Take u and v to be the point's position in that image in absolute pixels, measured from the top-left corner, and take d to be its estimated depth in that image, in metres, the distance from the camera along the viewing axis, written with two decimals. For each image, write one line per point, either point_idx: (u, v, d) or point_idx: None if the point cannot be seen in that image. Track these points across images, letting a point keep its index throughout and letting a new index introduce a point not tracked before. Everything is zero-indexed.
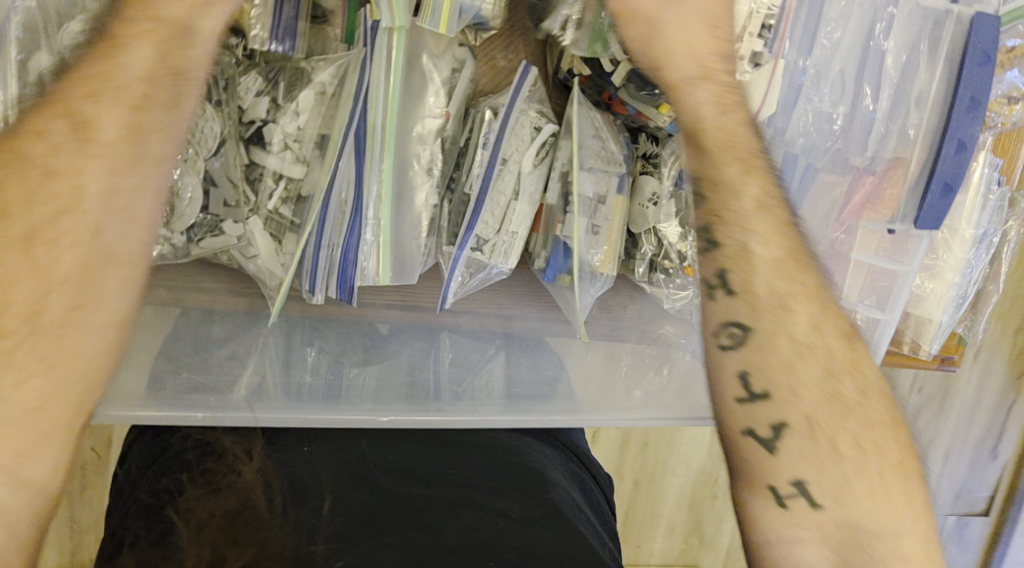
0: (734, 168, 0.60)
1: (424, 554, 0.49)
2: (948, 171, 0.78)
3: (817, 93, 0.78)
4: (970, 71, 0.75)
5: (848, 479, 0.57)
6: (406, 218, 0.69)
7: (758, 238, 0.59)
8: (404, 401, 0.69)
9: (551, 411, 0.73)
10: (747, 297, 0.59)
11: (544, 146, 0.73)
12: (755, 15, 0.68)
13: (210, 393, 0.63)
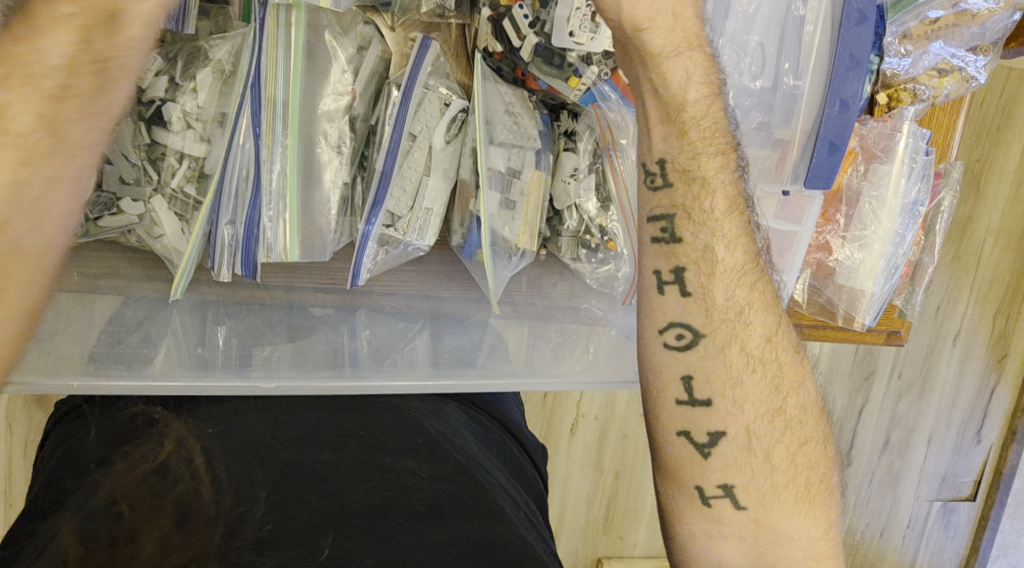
0: (711, 163, 0.65)
1: (332, 522, 0.49)
2: (830, 130, 0.76)
3: (737, 67, 0.78)
4: (847, 31, 0.75)
5: (774, 488, 0.64)
6: (315, 195, 0.70)
7: (722, 239, 0.65)
8: (318, 369, 0.69)
9: (469, 378, 0.73)
10: (702, 301, 0.65)
11: (455, 122, 0.74)
12: None
13: (125, 368, 0.65)
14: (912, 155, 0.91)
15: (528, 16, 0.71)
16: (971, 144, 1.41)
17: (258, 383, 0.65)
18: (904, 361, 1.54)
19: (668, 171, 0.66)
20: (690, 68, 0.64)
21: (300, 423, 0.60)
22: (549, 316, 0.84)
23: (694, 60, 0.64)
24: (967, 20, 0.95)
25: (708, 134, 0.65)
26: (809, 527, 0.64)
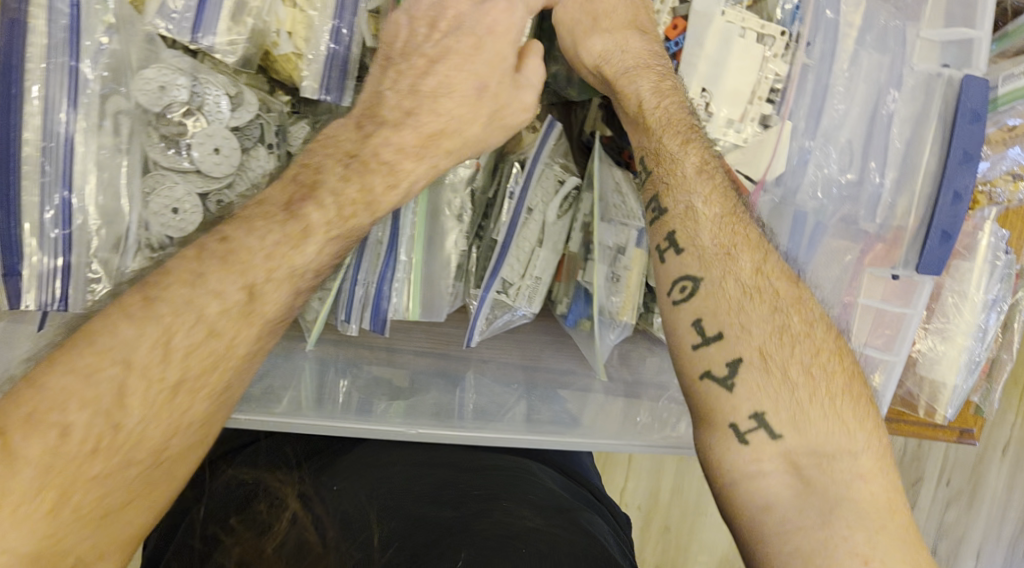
0: (673, 141, 0.68)
1: (465, 543, 0.56)
2: (943, 219, 0.78)
3: (826, 160, 0.80)
4: (961, 128, 0.77)
5: (803, 407, 0.59)
6: (437, 259, 0.75)
7: (701, 198, 0.66)
8: (426, 418, 0.73)
9: (563, 436, 0.75)
10: (694, 251, 0.64)
11: (568, 198, 0.78)
12: (763, 82, 0.74)
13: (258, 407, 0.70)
14: (993, 253, 0.93)
15: None
16: None
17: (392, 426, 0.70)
18: (954, 467, 1.52)
19: (646, 161, 0.70)
20: (649, 79, 0.70)
21: (429, 477, 0.67)
22: (638, 390, 0.84)
23: (649, 75, 0.70)
24: None
25: (670, 121, 0.69)
26: (853, 443, 0.58)
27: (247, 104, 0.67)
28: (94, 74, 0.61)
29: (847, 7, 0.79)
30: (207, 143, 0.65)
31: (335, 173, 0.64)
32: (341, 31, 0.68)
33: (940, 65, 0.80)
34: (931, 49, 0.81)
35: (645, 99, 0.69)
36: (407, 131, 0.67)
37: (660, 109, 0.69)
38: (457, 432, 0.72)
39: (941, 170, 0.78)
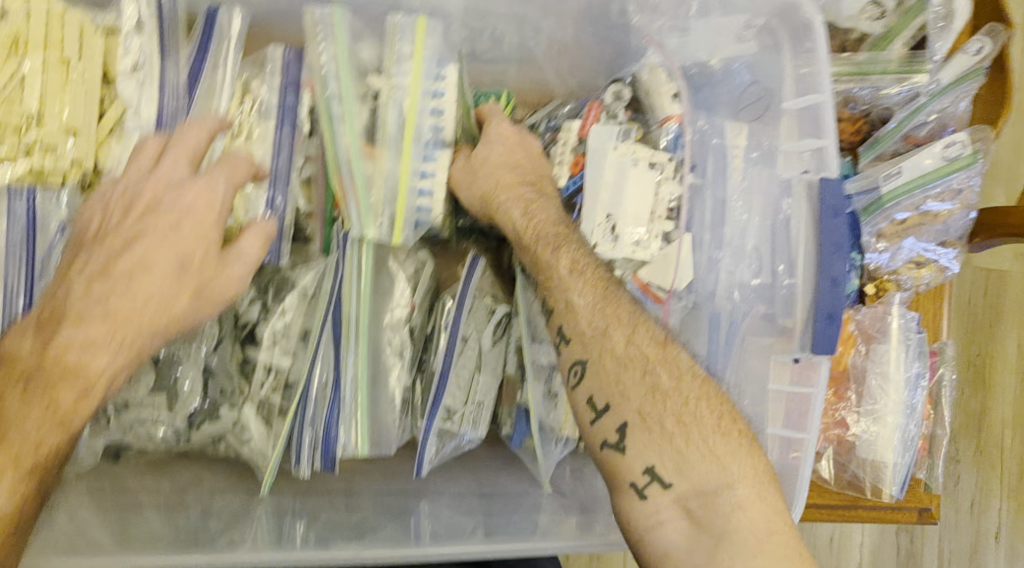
0: (544, 249, 0.77)
1: None
2: (824, 302, 0.80)
3: (735, 268, 0.89)
4: (824, 223, 0.81)
5: (684, 455, 0.68)
6: (382, 395, 0.79)
7: (577, 294, 0.75)
8: (387, 543, 0.74)
9: (522, 545, 0.75)
10: (578, 340, 0.74)
11: (500, 325, 0.85)
12: (660, 203, 0.82)
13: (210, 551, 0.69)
14: (905, 333, 1.01)
15: None
16: (972, 337, 1.62)
17: (341, 551, 0.71)
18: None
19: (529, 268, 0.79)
20: (517, 204, 0.80)
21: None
22: (594, 505, 0.85)
23: (516, 200, 0.80)
24: (930, 219, 1.10)
25: (540, 234, 0.78)
26: (729, 477, 0.67)
27: None
28: (51, 264, 0.69)
29: (734, 131, 0.90)
30: None
31: (11, 404, 0.62)
32: (275, 199, 0.75)
33: (803, 172, 0.83)
34: (796, 159, 0.84)
35: (516, 220, 0.79)
36: (92, 324, 0.65)
37: (530, 228, 0.79)
38: (408, 551, 0.72)
39: (816, 262, 0.81)
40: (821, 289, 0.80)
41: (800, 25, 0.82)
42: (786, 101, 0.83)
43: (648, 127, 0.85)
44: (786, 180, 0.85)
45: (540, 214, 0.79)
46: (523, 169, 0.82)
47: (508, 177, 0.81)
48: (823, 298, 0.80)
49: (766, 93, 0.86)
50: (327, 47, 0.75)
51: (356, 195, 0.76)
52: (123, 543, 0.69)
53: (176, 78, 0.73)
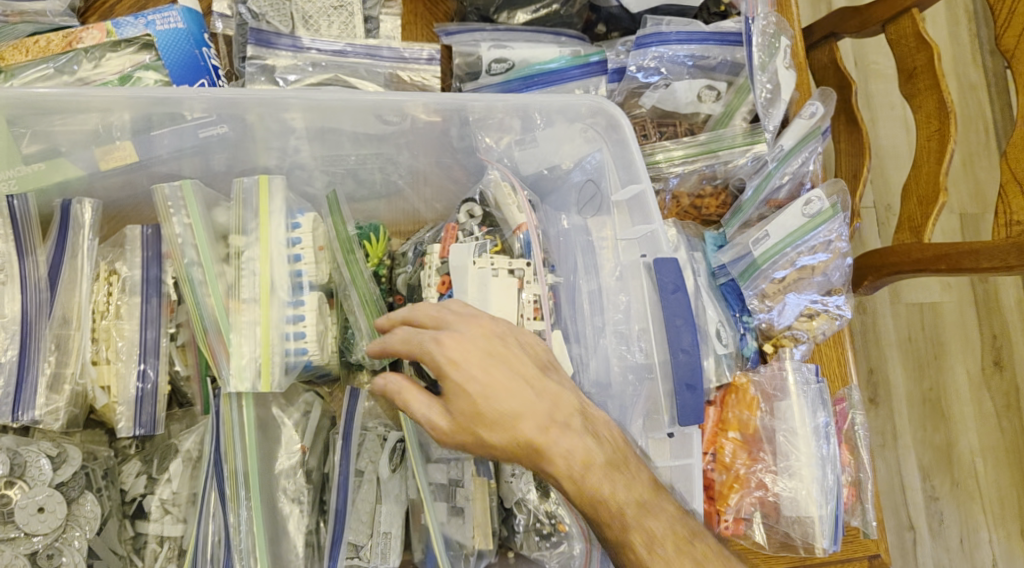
0: (581, 489, 0.71)
1: None
2: (683, 374, 0.87)
3: (625, 351, 0.91)
4: (666, 300, 0.89)
5: None
6: (282, 545, 0.79)
7: (635, 531, 0.72)
8: None
9: None
10: None
11: (396, 452, 0.85)
12: (527, 304, 0.86)
13: None
14: (803, 386, 1.04)
15: None
16: (920, 378, 1.74)
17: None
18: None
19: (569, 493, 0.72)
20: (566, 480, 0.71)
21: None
22: None
23: (553, 454, 0.71)
24: (808, 272, 1.14)
25: (579, 463, 0.71)
26: None
27: (69, 459, 0.72)
28: None
29: (596, 225, 0.95)
30: (31, 504, 0.68)
31: None
32: (147, 372, 0.77)
33: (641, 257, 0.92)
34: (633, 247, 0.93)
35: (547, 462, 0.71)
36: None
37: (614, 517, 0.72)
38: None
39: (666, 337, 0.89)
40: (679, 363, 0.87)
41: (613, 124, 0.92)
42: (613, 195, 0.93)
43: (504, 236, 0.90)
44: (636, 266, 0.92)
45: (574, 433, 0.71)
46: (555, 426, 0.71)
47: (527, 418, 0.70)
48: (681, 371, 0.87)
49: (598, 191, 0.95)
50: (179, 218, 0.80)
51: (227, 351, 0.79)
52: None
53: (37, 272, 0.76)
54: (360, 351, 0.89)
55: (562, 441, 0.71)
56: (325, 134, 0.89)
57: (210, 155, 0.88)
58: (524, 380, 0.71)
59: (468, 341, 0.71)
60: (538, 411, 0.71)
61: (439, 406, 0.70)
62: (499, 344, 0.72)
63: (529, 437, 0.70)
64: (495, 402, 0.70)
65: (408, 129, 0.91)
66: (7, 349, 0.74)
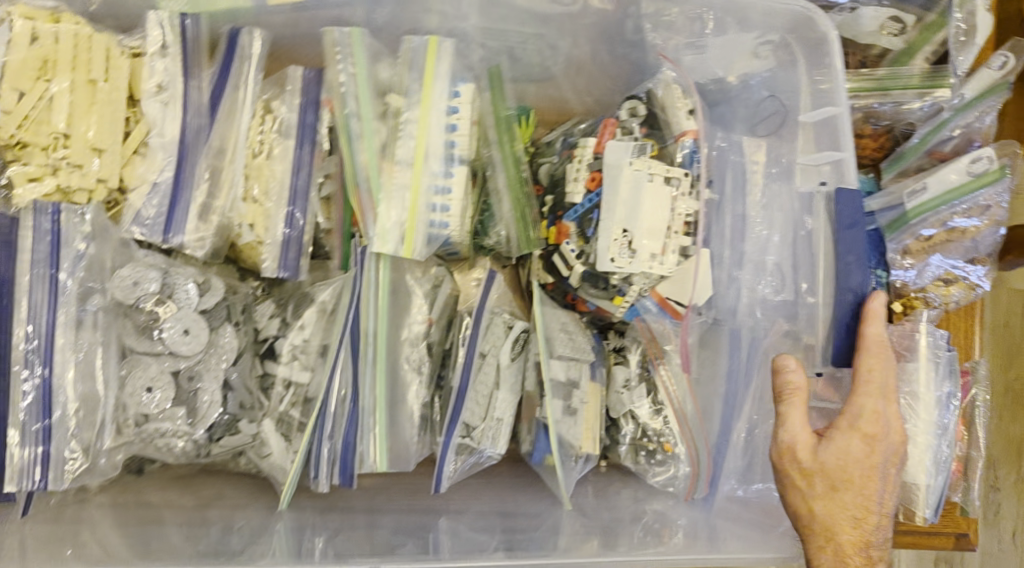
0: (846, 488, 0.73)
1: None
2: (842, 315, 0.83)
3: (758, 283, 0.88)
4: (841, 235, 0.84)
5: None
6: (402, 412, 0.79)
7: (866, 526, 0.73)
8: (409, 557, 0.74)
9: (531, 558, 0.75)
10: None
11: (518, 341, 0.84)
12: (677, 217, 0.82)
13: (226, 556, 0.71)
14: (934, 350, 0.97)
15: (574, 249, 0.84)
16: None
17: (359, 564, 0.71)
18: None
19: (823, 478, 0.73)
20: (841, 488, 0.73)
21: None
22: (617, 526, 0.84)
23: (832, 458, 0.73)
24: (958, 235, 1.03)
25: (846, 475, 0.73)
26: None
27: (214, 289, 0.75)
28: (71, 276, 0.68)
29: (751, 147, 0.89)
30: (177, 325, 0.71)
31: None
32: (295, 215, 0.77)
33: (820, 184, 0.86)
34: (813, 172, 0.87)
35: (829, 467, 0.73)
36: None
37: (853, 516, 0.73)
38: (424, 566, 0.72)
39: (835, 273, 0.85)
40: (842, 303, 0.83)
41: (815, 41, 0.85)
42: (802, 115, 0.86)
43: (664, 141, 0.84)
44: (801, 191, 0.88)
45: (854, 449, 0.73)
46: (849, 455, 0.73)
47: (847, 442, 0.73)
48: (843, 313, 0.83)
49: (783, 105, 0.88)
50: (345, 66, 0.77)
51: (375, 209, 0.77)
52: (140, 554, 0.70)
53: (198, 96, 0.75)
54: (496, 235, 0.87)
55: (852, 532, 0.73)
56: (493, 6, 0.85)
57: (374, 9, 0.83)
58: (862, 453, 0.72)
59: (872, 407, 0.73)
60: (848, 444, 0.73)
61: (812, 438, 0.74)
62: (874, 431, 0.73)
63: (856, 491, 0.73)
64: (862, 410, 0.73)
65: (577, 13, 0.87)
66: (164, 169, 0.74)
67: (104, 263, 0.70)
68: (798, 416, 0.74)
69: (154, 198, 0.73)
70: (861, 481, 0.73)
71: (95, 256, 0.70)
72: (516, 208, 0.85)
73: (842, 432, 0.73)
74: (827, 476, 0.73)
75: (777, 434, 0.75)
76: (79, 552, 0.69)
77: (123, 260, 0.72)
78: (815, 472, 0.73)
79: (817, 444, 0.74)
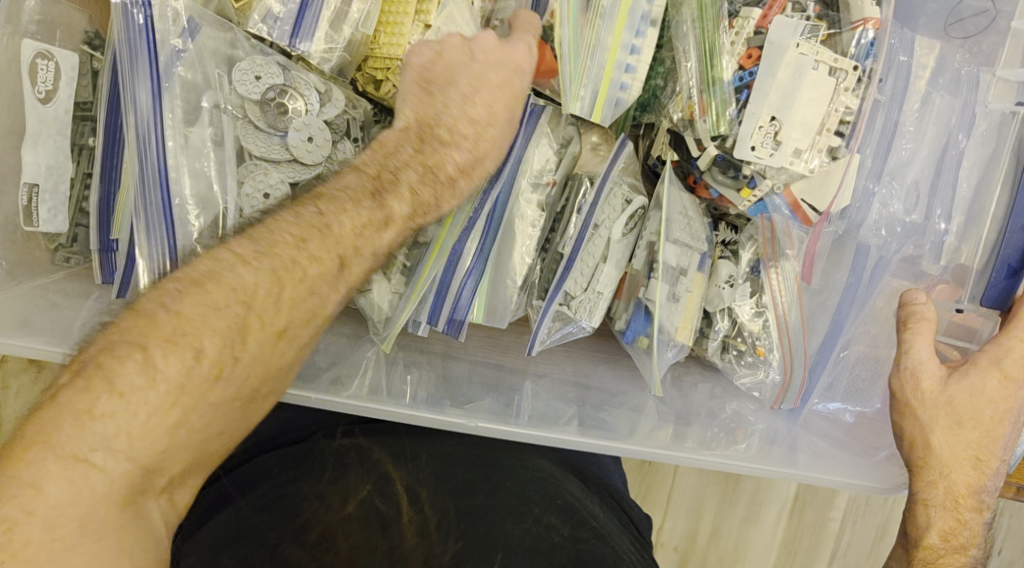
0: (976, 425, 0.70)
1: (507, 507, 0.66)
2: (1010, 254, 0.79)
3: (891, 199, 0.81)
4: None
5: None
6: (505, 267, 0.76)
7: (982, 467, 0.70)
8: (490, 416, 0.73)
9: (614, 442, 0.74)
10: (950, 525, 0.70)
11: (634, 217, 0.79)
12: (833, 114, 0.75)
13: (307, 384, 0.71)
14: None
15: (712, 131, 0.76)
16: None
17: (445, 415, 0.71)
18: (1007, 536, 1.27)
19: (952, 412, 0.70)
20: (967, 426, 0.70)
21: (452, 474, 0.69)
22: (690, 417, 0.83)
23: (965, 392, 0.70)
24: None
25: (975, 413, 0.70)
26: None
27: (336, 99, 0.69)
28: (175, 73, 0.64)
29: (922, 49, 0.80)
30: (304, 130, 0.67)
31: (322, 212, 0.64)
32: None
33: (1017, 105, 0.81)
34: (1008, 90, 0.82)
35: (960, 402, 0.70)
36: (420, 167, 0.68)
37: (972, 454, 0.70)
38: (509, 428, 0.72)
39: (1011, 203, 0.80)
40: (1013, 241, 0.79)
41: None
42: (1016, 21, 0.80)
43: (839, 27, 0.75)
44: (971, 106, 0.81)
45: (992, 387, 0.70)
46: (988, 394, 0.70)
47: (988, 380, 0.70)
48: (1011, 250, 0.80)
49: (991, 8, 0.81)
50: None
51: (567, 69, 0.72)
52: None
53: None
54: (665, 111, 0.80)
55: (967, 473, 0.70)
56: None
57: None
58: (1000, 393, 0.69)
59: (1021, 348, 0.70)
60: (986, 382, 0.70)
61: (940, 372, 0.71)
62: (1017, 373, 0.69)
63: (982, 431, 0.70)
64: (1007, 351, 0.70)
65: None
66: None
67: (204, 64, 0.65)
68: (926, 346, 0.71)
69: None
70: (989, 422, 0.70)
71: (196, 49, 0.65)
72: (704, 81, 0.76)
73: (980, 367, 0.70)
74: (958, 410, 0.70)
75: (902, 361, 0.72)
76: None
77: (241, 56, 0.66)
78: (943, 405, 0.70)
79: (945, 376, 0.70)
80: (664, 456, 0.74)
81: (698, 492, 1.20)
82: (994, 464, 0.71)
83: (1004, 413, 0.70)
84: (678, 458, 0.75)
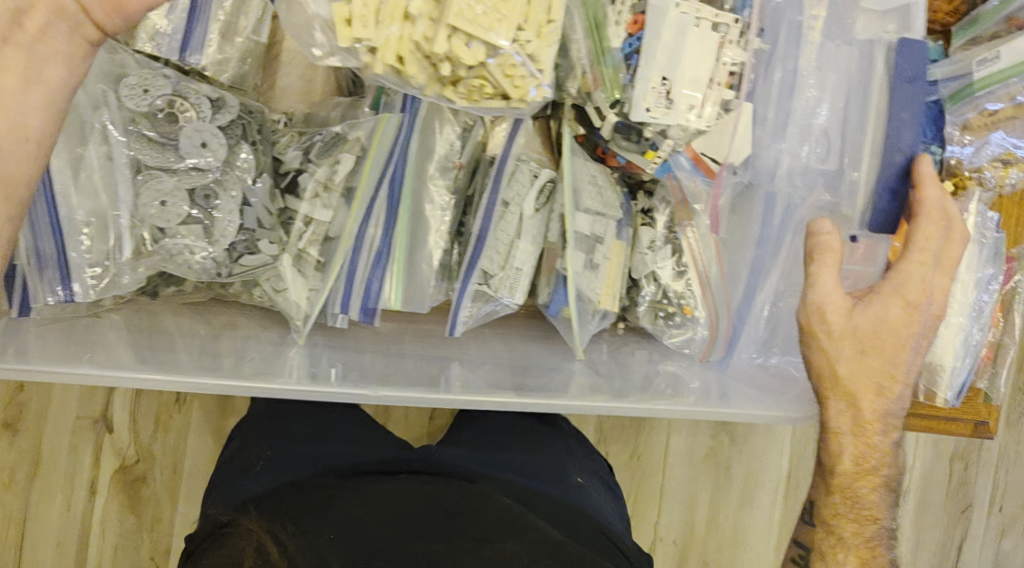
0: (879, 353, 0.72)
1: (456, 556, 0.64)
2: (891, 176, 0.80)
3: (801, 150, 0.82)
4: (900, 89, 0.80)
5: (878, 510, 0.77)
6: (421, 251, 0.78)
7: (888, 395, 0.73)
8: (416, 388, 0.74)
9: (546, 400, 0.76)
10: (859, 454, 0.73)
11: (544, 191, 0.80)
12: (721, 68, 0.77)
13: (233, 374, 0.70)
14: (981, 230, 0.90)
15: (608, 98, 0.77)
16: None
17: (371, 388, 0.72)
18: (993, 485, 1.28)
19: (856, 341, 0.72)
20: (869, 356, 0.72)
21: (400, 523, 0.68)
22: (628, 388, 0.82)
23: (867, 320, 0.71)
24: None
25: (878, 341, 0.72)
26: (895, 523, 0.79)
27: (228, 106, 0.71)
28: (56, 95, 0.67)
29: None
30: (195, 136, 0.68)
31: None
32: None
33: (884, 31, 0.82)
34: (877, 20, 0.82)
35: (863, 332, 0.72)
36: None
37: (877, 384, 0.73)
38: (439, 396, 0.73)
39: (890, 128, 0.80)
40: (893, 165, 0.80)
41: None
42: None
43: None
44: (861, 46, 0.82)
45: (892, 315, 0.72)
46: (888, 321, 0.72)
47: (888, 307, 0.72)
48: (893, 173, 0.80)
49: None
50: None
51: None
52: (151, 363, 0.69)
53: None
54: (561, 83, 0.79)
55: (872, 400, 0.73)
56: None
57: None
58: (900, 319, 0.72)
59: (918, 273, 0.72)
60: (887, 311, 0.72)
61: (846, 304, 0.72)
62: (916, 298, 0.72)
63: (885, 358, 0.72)
64: (905, 280, 0.72)
65: None
66: None
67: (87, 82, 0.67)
68: (830, 278, 0.71)
69: (171, 16, 0.70)
70: (892, 350, 0.72)
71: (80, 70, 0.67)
72: (594, 52, 0.76)
73: (881, 294, 0.72)
74: (861, 341, 0.72)
75: (807, 294, 0.72)
76: (96, 356, 0.68)
77: (127, 73, 0.69)
78: (847, 337, 0.72)
79: (850, 307, 0.71)
80: (594, 407, 0.76)
81: (692, 484, 1.19)
82: (896, 389, 0.73)
83: (905, 339, 0.72)
84: (606, 408, 0.76)
